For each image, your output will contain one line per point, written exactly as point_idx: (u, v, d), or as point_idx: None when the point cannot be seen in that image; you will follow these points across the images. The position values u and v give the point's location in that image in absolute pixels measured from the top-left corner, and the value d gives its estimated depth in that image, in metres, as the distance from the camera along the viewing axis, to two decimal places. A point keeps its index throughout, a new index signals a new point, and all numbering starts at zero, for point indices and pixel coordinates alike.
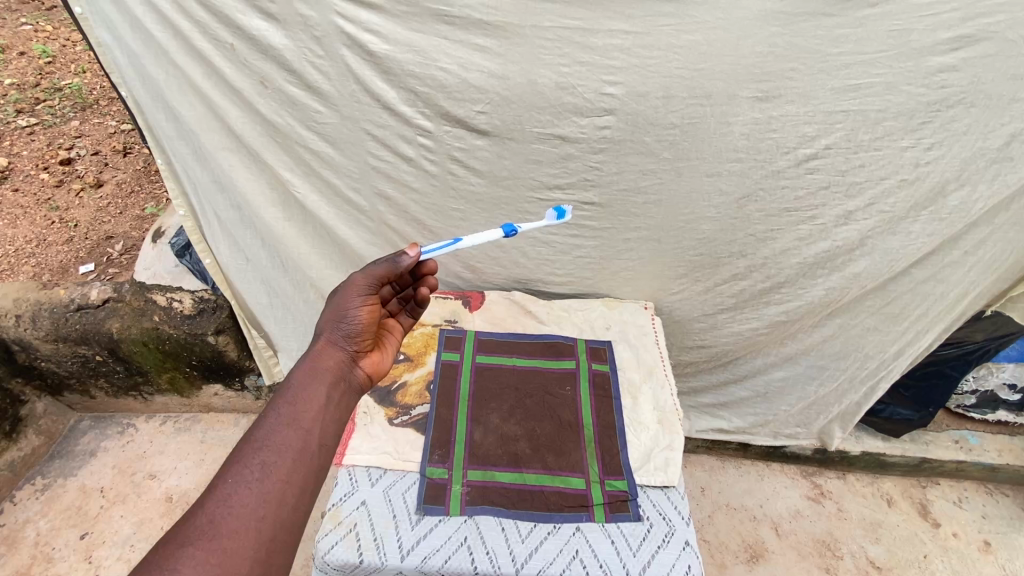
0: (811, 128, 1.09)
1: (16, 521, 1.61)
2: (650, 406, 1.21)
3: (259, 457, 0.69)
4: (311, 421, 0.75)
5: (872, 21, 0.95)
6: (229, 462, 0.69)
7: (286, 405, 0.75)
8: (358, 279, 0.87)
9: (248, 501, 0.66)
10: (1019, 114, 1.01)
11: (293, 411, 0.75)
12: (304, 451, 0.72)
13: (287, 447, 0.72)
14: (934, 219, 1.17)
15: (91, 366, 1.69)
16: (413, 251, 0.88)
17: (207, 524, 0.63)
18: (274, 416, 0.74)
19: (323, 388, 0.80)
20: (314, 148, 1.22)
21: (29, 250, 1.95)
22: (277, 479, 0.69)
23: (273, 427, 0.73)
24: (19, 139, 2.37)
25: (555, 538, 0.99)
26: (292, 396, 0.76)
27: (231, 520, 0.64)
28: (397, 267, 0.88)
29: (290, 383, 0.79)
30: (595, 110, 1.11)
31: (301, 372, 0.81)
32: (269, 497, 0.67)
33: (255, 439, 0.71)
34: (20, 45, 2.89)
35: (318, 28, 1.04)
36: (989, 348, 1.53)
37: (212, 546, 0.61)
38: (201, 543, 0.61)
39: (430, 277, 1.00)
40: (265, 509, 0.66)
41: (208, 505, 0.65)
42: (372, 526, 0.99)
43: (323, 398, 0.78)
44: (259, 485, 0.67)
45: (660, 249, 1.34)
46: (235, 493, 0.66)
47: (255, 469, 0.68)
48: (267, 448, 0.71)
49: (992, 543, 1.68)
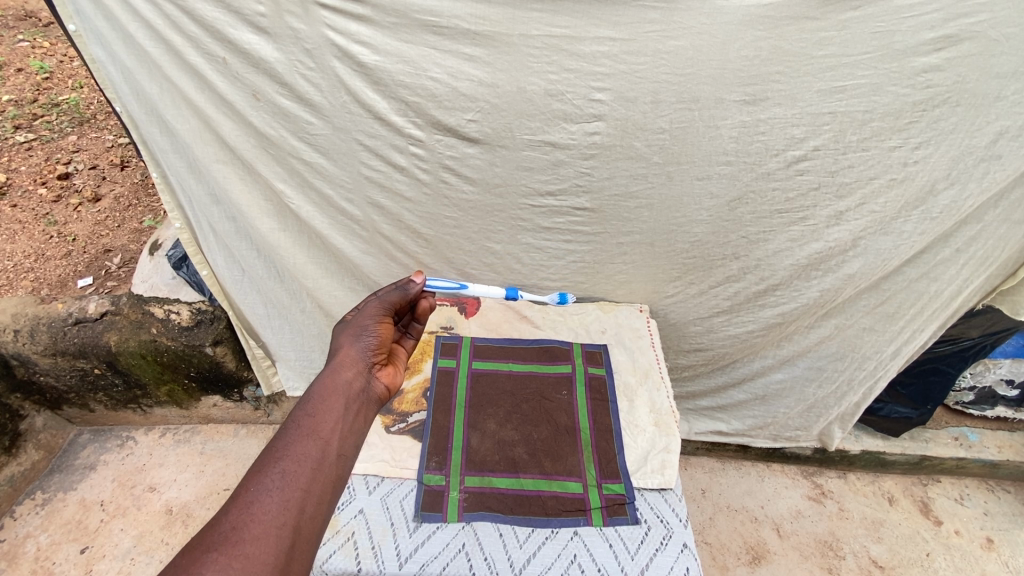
0: (799, 130, 1.10)
1: (16, 536, 1.62)
2: (647, 409, 1.21)
3: (279, 466, 0.69)
4: (329, 431, 0.76)
5: (855, 24, 0.96)
6: (251, 471, 0.69)
7: (305, 417, 0.76)
8: (372, 305, 0.93)
9: (270, 508, 0.65)
10: (1005, 113, 1.02)
11: (312, 422, 0.75)
12: (324, 460, 0.73)
13: (305, 457, 0.71)
14: (924, 218, 1.17)
15: (90, 380, 1.70)
16: (418, 280, 0.99)
17: (231, 530, 0.63)
18: (294, 427, 0.75)
19: (342, 400, 0.80)
20: (307, 159, 1.23)
21: (28, 265, 1.96)
22: (297, 487, 0.68)
23: (293, 438, 0.73)
24: (18, 155, 2.38)
25: (553, 542, 1.00)
26: (312, 407, 0.77)
27: (253, 525, 0.64)
28: (406, 294, 0.97)
29: (310, 396, 0.79)
30: (584, 116, 1.12)
31: (320, 385, 0.81)
32: (289, 504, 0.67)
33: (275, 449, 0.72)
34: (18, 62, 2.93)
35: (308, 41, 1.05)
36: (985, 344, 1.54)
37: (235, 551, 0.61)
38: (225, 549, 0.61)
39: (426, 297, 1.01)
40: (285, 517, 0.66)
41: (231, 512, 0.65)
42: (369, 535, 1.01)
43: (343, 409, 0.79)
44: (280, 492, 0.67)
45: (653, 253, 1.35)
46: (257, 500, 0.66)
47: (275, 477, 0.68)
48: (287, 458, 0.71)
49: (995, 540, 1.68)
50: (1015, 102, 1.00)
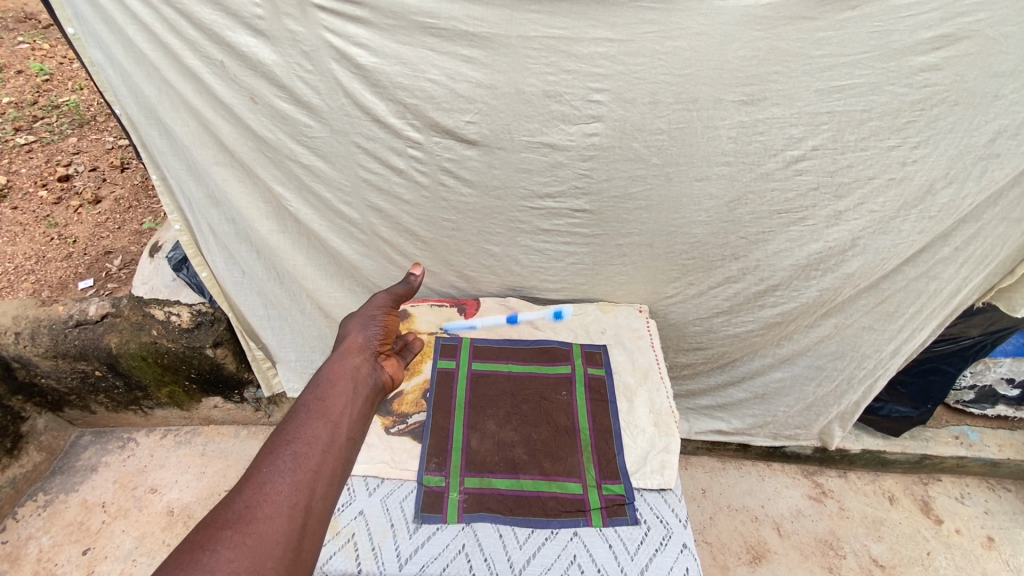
0: (798, 130, 1.10)
1: (18, 537, 1.62)
2: (646, 409, 1.21)
3: (290, 449, 0.70)
4: (339, 414, 0.77)
5: (854, 23, 0.96)
6: (262, 455, 0.69)
7: (314, 402, 0.77)
8: (377, 300, 1.01)
9: (282, 489, 0.65)
10: (1004, 111, 1.02)
11: (321, 406, 0.77)
12: (333, 442, 0.73)
13: (315, 440, 0.72)
14: (923, 217, 1.17)
15: (90, 382, 1.70)
16: (417, 271, 1.03)
17: (244, 509, 0.62)
18: (303, 412, 0.76)
19: (350, 386, 0.83)
20: (305, 162, 1.23)
21: (28, 267, 1.97)
22: (308, 469, 0.68)
23: (303, 422, 0.74)
24: (18, 156, 2.39)
25: (552, 543, 1.00)
26: (321, 392, 0.79)
27: (266, 505, 0.63)
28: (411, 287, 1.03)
29: (318, 383, 0.81)
30: (582, 117, 1.12)
31: (329, 372, 0.84)
32: (301, 485, 0.66)
33: (285, 434, 0.72)
34: (18, 63, 2.94)
35: (307, 43, 1.05)
36: (985, 343, 1.54)
37: (248, 529, 0.60)
38: (239, 527, 0.60)
39: None
40: (297, 496, 0.65)
41: (245, 493, 0.64)
42: (369, 536, 1.01)
43: (351, 393, 0.81)
44: (291, 473, 0.67)
45: (653, 253, 1.35)
46: (269, 481, 0.66)
47: (287, 459, 0.68)
48: (297, 441, 0.71)
49: (996, 538, 1.68)
50: (1014, 101, 1.00)
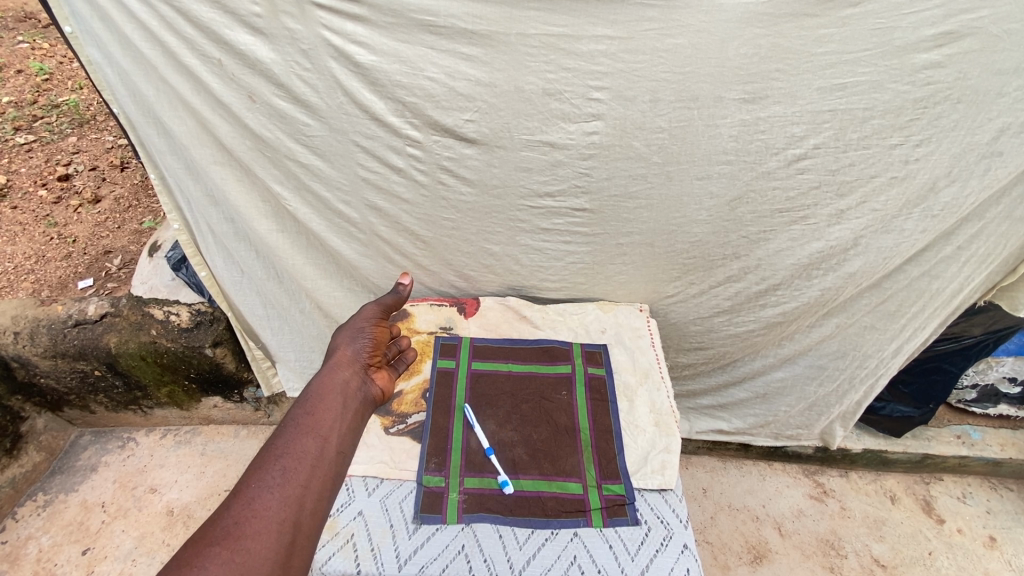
0: (799, 128, 1.09)
1: (17, 537, 1.62)
2: (647, 409, 1.21)
3: (279, 464, 0.69)
4: (328, 429, 0.77)
5: (855, 21, 0.95)
6: (250, 470, 0.68)
7: (304, 415, 0.77)
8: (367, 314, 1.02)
9: (271, 505, 0.65)
10: (1007, 109, 1.01)
11: (311, 420, 0.76)
12: (322, 457, 0.73)
13: (304, 454, 0.72)
14: (925, 216, 1.17)
15: (90, 382, 1.70)
16: (407, 282, 1.13)
17: (232, 525, 0.62)
18: (293, 426, 0.75)
19: (339, 399, 0.82)
20: (303, 161, 1.23)
21: (28, 267, 1.97)
22: (297, 484, 0.68)
23: (292, 436, 0.73)
24: (18, 156, 2.39)
25: (553, 544, 0.99)
26: (311, 405, 0.79)
27: (255, 521, 0.63)
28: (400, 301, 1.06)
29: (308, 396, 0.81)
30: (582, 116, 1.12)
31: (318, 384, 0.84)
32: (289, 500, 0.66)
33: (274, 448, 0.72)
34: (18, 63, 2.93)
35: (305, 41, 1.04)
36: (987, 342, 1.53)
37: (237, 545, 0.60)
38: (227, 543, 0.60)
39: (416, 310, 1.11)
40: (286, 512, 0.65)
41: (233, 509, 0.64)
42: (369, 536, 1.00)
43: (341, 407, 0.81)
44: (280, 489, 0.67)
45: (653, 253, 1.34)
46: (258, 497, 0.65)
47: (275, 475, 0.68)
48: (287, 455, 0.71)
49: (998, 538, 1.67)
50: (1018, 99, 0.99)
